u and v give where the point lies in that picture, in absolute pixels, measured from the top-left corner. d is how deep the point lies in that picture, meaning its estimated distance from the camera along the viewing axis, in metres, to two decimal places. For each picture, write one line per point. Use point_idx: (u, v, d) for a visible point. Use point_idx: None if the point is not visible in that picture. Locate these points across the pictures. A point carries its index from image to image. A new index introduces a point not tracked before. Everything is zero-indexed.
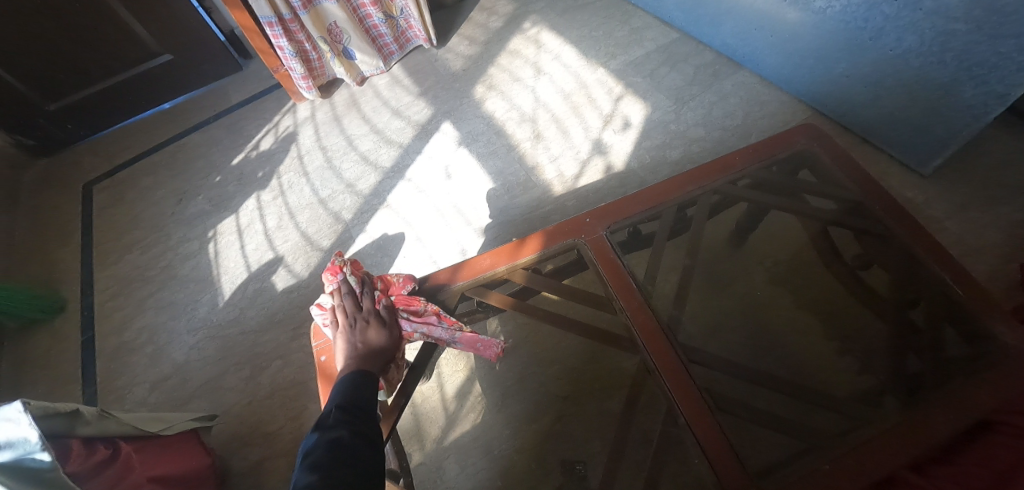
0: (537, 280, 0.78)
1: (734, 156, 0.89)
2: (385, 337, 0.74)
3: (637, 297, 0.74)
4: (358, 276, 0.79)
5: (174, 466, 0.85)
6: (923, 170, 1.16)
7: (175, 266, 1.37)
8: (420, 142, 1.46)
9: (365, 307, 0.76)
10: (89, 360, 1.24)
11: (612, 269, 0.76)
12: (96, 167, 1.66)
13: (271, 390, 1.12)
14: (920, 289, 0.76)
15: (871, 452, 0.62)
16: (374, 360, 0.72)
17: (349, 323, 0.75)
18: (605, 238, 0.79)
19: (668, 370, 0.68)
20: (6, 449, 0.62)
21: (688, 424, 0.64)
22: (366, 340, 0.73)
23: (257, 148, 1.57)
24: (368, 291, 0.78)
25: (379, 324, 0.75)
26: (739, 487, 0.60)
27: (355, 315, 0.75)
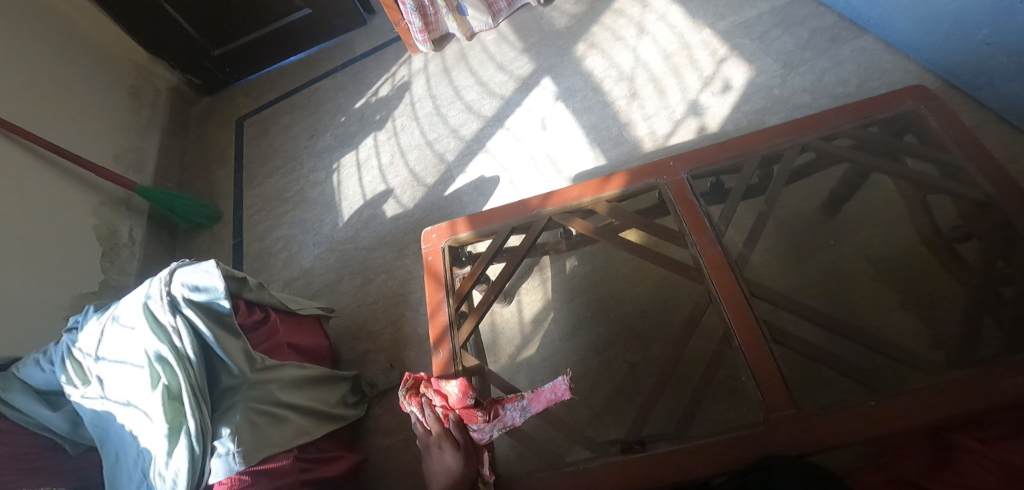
0: (618, 212, 0.84)
1: (830, 113, 0.87)
2: (459, 461, 0.70)
3: (710, 234, 0.76)
4: (418, 402, 0.76)
5: (302, 339, 1.06)
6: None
7: (306, 191, 1.61)
8: (521, 96, 1.56)
9: (436, 433, 0.73)
10: (238, 259, 1.53)
11: (688, 208, 0.79)
12: (247, 105, 1.96)
13: (377, 298, 1.31)
14: (1017, 260, 0.72)
15: (927, 398, 0.61)
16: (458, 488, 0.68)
17: (431, 453, 0.73)
18: (685, 180, 0.83)
19: (728, 296, 0.70)
20: (203, 292, 0.84)
21: (741, 348, 0.67)
22: (443, 471, 0.71)
23: (376, 94, 1.76)
24: (430, 412, 0.74)
25: (452, 445, 0.71)
26: (784, 411, 0.63)
27: (432, 443, 0.73)
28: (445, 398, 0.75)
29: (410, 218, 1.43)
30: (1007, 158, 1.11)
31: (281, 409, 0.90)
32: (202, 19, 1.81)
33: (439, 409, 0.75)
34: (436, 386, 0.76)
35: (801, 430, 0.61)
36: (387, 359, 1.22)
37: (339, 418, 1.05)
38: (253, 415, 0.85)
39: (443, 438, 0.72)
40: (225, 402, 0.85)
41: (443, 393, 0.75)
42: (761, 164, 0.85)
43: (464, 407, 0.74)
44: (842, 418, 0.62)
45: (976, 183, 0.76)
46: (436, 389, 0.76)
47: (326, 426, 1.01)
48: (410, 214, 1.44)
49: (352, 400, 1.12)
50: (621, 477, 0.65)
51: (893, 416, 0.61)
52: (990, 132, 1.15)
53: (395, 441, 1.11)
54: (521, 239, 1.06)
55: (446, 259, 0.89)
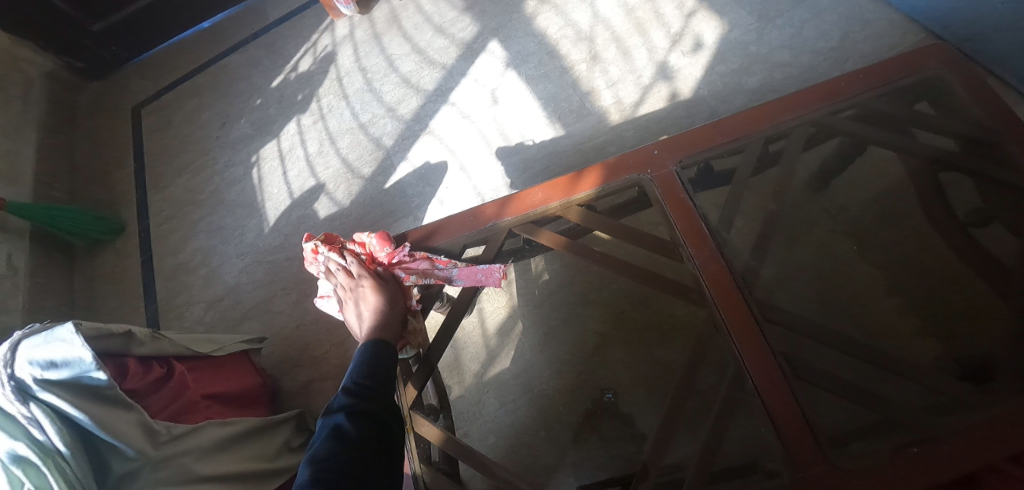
0: (593, 219, 0.70)
1: (841, 81, 0.77)
2: (383, 295, 0.71)
3: (709, 244, 0.63)
4: (340, 253, 0.77)
5: (228, 385, 0.88)
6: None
7: (222, 191, 1.37)
8: (466, 63, 1.36)
9: (359, 279, 0.74)
10: (150, 279, 1.29)
11: (681, 210, 0.66)
12: (142, 89, 1.61)
13: (317, 316, 1.14)
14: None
15: (976, 437, 0.53)
16: (386, 325, 0.69)
17: (352, 299, 0.74)
18: (675, 174, 0.68)
19: (739, 326, 0.59)
20: (64, 367, 0.65)
21: (757, 390, 0.56)
22: (369, 307, 0.71)
23: (296, 70, 1.51)
24: (355, 261, 0.75)
25: (376, 288, 0.72)
26: (816, 467, 0.53)
27: (353, 289, 0.74)
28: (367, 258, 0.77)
29: (347, 218, 1.24)
30: None
31: (202, 484, 0.73)
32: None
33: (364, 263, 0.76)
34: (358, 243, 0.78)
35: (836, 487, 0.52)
36: (334, 388, 1.07)
37: (286, 469, 0.87)
38: None
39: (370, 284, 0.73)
40: None
41: (366, 253, 0.77)
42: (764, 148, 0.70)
43: (387, 261, 0.76)
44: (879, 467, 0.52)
45: (1010, 163, 0.70)
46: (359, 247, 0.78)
47: (272, 483, 0.84)
48: (347, 212, 1.24)
49: (297, 443, 0.94)
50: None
51: (938, 461, 0.52)
52: None
53: None
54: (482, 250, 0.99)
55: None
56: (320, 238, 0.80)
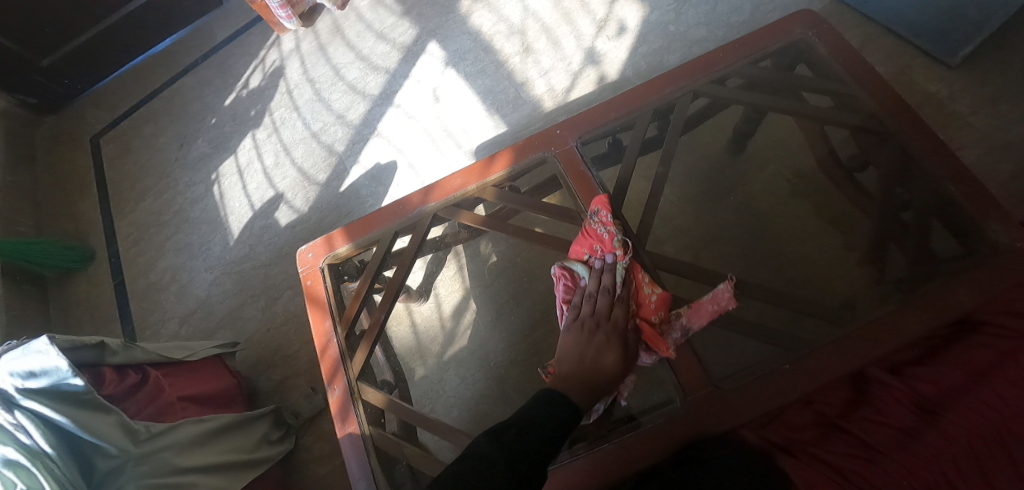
0: (505, 195, 0.81)
1: (725, 52, 0.84)
2: (618, 364, 0.64)
3: (606, 209, 0.76)
4: (625, 270, 0.70)
5: (204, 386, 0.95)
6: (950, 61, 1.10)
7: (186, 210, 1.43)
8: (407, 66, 1.42)
9: (615, 319, 0.67)
10: (123, 301, 1.34)
11: (581, 181, 0.78)
12: (98, 119, 1.65)
13: (286, 318, 1.21)
14: (912, 187, 0.73)
15: (837, 355, 0.65)
16: (588, 383, 0.63)
17: (586, 327, 0.67)
18: (575, 149, 0.80)
19: (632, 275, 0.71)
20: (43, 376, 0.71)
21: (653, 331, 0.69)
22: (599, 360, 0.64)
23: (247, 87, 1.56)
24: (624, 299, 0.68)
25: (617, 352, 0.65)
26: (705, 394, 0.66)
27: (599, 324, 0.67)
28: (638, 300, 0.70)
29: (307, 224, 1.30)
30: (898, 72, 1.14)
31: (184, 475, 0.80)
32: (26, 28, 1.44)
33: (632, 310, 0.69)
34: (644, 286, 0.70)
35: (721, 406, 0.65)
36: (308, 382, 1.14)
37: (263, 460, 0.96)
38: None
39: (613, 332, 0.66)
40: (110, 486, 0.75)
41: (641, 297, 0.70)
42: (654, 118, 0.82)
43: (649, 312, 0.69)
44: (755, 386, 0.65)
45: (871, 113, 0.77)
46: (638, 284, 0.70)
47: (249, 474, 0.91)
48: (307, 218, 1.31)
49: (275, 437, 1.02)
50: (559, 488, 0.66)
51: (804, 378, 0.65)
52: (877, 47, 1.17)
53: (332, 468, 1.06)
54: (442, 229, 1.03)
55: (327, 281, 0.84)
56: (617, 235, 0.71)
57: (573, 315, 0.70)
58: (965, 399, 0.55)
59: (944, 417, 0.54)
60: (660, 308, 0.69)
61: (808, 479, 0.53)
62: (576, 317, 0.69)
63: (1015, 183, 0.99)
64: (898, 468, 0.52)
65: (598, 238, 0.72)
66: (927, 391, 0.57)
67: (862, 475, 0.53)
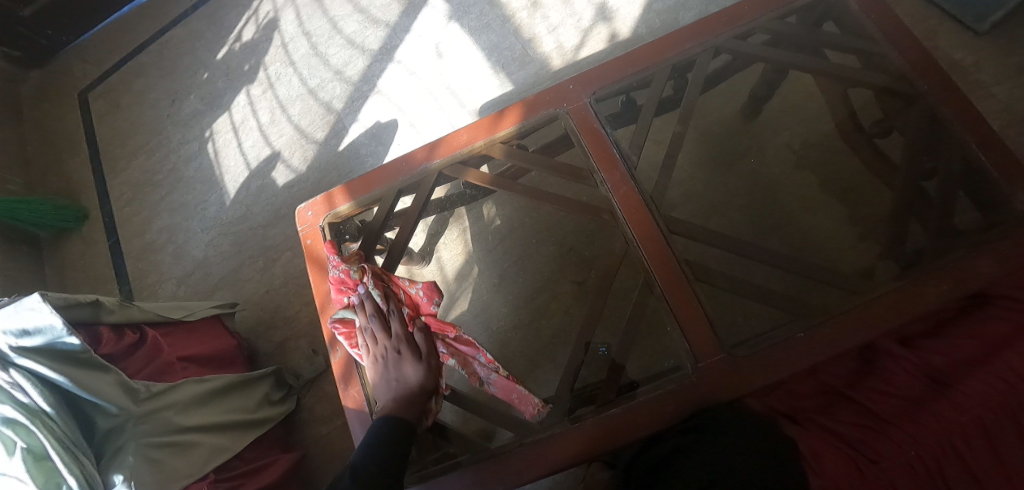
0: (513, 153, 0.79)
1: (750, 5, 0.80)
2: (419, 372, 0.68)
3: (620, 169, 0.74)
4: (380, 289, 0.75)
5: (203, 347, 0.94)
6: (978, 27, 1.03)
7: (180, 169, 1.39)
8: (409, 19, 1.35)
9: (397, 333, 0.72)
10: (120, 261, 1.32)
11: (594, 139, 0.76)
12: (85, 73, 1.57)
13: (285, 280, 1.19)
14: (940, 154, 0.70)
15: (854, 322, 0.63)
16: (408, 401, 0.66)
17: (380, 359, 0.71)
18: (589, 105, 0.78)
19: (644, 236, 0.70)
20: (37, 335, 0.70)
21: (664, 294, 0.67)
22: (400, 378, 0.69)
23: (240, 40, 1.49)
24: (395, 311, 0.73)
25: (414, 356, 0.70)
26: (714, 360, 0.64)
27: (387, 348, 0.71)
28: (411, 303, 0.76)
29: (305, 184, 1.27)
30: (923, 36, 1.07)
31: (186, 434, 0.80)
32: None
33: (410, 317, 0.75)
34: (405, 288, 0.76)
35: (728, 373, 0.64)
36: (309, 344, 1.13)
37: (265, 420, 0.96)
38: (148, 451, 0.74)
39: (400, 348, 0.70)
40: (112, 445, 0.75)
41: (411, 300, 0.76)
42: (672, 75, 0.79)
43: (427, 306, 0.76)
44: (767, 355, 0.64)
45: (902, 74, 0.73)
46: (404, 291, 0.76)
47: (252, 433, 0.92)
48: (305, 178, 1.27)
49: (277, 397, 1.02)
50: (547, 455, 0.66)
51: (817, 344, 0.63)
52: (905, 8, 1.09)
53: (334, 427, 1.06)
54: (445, 190, 1.01)
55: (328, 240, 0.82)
56: (353, 268, 0.75)
57: (366, 348, 0.73)
58: (976, 371, 0.58)
59: (955, 389, 0.57)
60: (431, 295, 0.75)
61: (817, 446, 0.57)
62: (368, 354, 0.73)
63: None
64: (905, 437, 0.55)
65: (343, 280, 0.75)
66: (940, 363, 0.60)
67: (870, 442, 0.56)
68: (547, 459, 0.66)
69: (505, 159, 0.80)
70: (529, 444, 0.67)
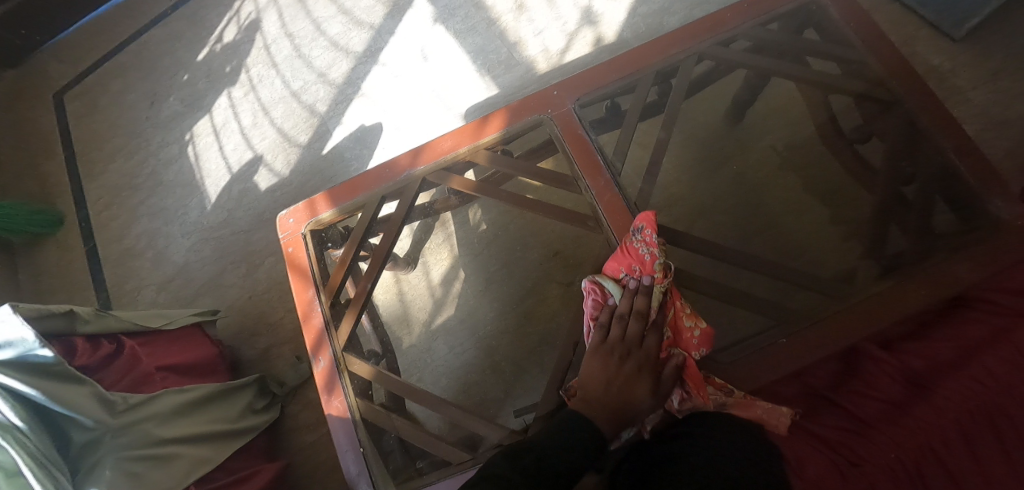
0: (498, 158, 0.78)
1: (730, 12, 0.81)
2: (648, 399, 0.62)
3: (605, 175, 0.74)
4: (660, 297, 0.67)
5: (184, 356, 0.92)
6: (956, 33, 1.05)
7: (160, 172, 1.36)
8: (394, 21, 1.34)
9: (647, 349, 0.65)
10: (97, 267, 1.29)
11: (578, 144, 0.76)
12: (61, 73, 1.53)
13: (269, 286, 1.17)
14: (918, 161, 0.72)
15: (837, 329, 0.67)
16: (618, 415, 0.61)
17: (616, 357, 0.65)
18: (572, 111, 0.78)
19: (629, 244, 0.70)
20: (7, 348, 0.68)
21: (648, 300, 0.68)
22: (626, 388, 0.62)
23: (221, 41, 1.46)
24: (659, 329, 0.66)
25: (652, 386, 0.63)
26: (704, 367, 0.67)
27: (631, 352, 0.65)
28: (679, 333, 0.68)
29: (288, 188, 1.25)
30: (901, 42, 1.08)
31: (166, 446, 0.78)
32: None
33: (666, 338, 0.67)
34: (679, 313, 0.68)
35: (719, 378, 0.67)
36: (293, 351, 1.11)
37: (248, 429, 0.95)
38: (126, 465, 0.73)
39: (644, 362, 0.64)
40: (89, 459, 0.73)
41: (679, 328, 0.68)
42: (657, 80, 0.80)
43: (691, 347, 0.67)
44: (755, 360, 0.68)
45: (881, 82, 0.75)
46: (676, 314, 0.68)
47: (233, 443, 0.90)
48: (288, 182, 1.25)
49: (260, 406, 1.00)
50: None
51: (801, 349, 0.67)
52: (885, 15, 1.11)
53: (319, 436, 1.05)
54: (429, 195, 1.02)
55: (310, 248, 0.81)
56: (658, 260, 0.67)
57: (607, 333, 0.67)
58: (956, 373, 0.56)
59: (935, 392, 0.56)
60: (702, 344, 0.67)
61: (799, 450, 0.56)
62: (603, 339, 0.67)
63: (1012, 160, 0.96)
64: (885, 441, 0.54)
65: (638, 258, 0.68)
66: (919, 365, 0.60)
67: (850, 445, 0.56)
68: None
69: (490, 165, 0.79)
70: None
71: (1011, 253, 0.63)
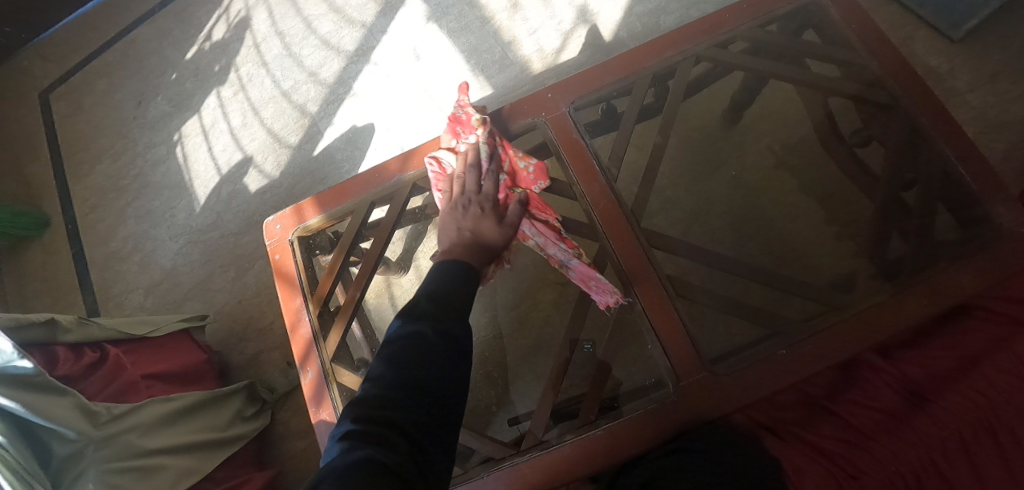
0: None
1: (728, 13, 0.79)
2: (497, 226, 0.63)
3: (600, 181, 0.72)
4: (490, 147, 0.70)
5: (170, 364, 0.90)
6: (953, 33, 1.04)
7: (147, 174, 1.33)
8: (386, 20, 1.32)
9: (489, 191, 0.66)
10: (84, 271, 1.26)
11: (573, 148, 0.74)
12: (45, 72, 1.50)
13: (258, 289, 1.15)
14: (919, 166, 0.70)
15: (833, 340, 0.64)
16: (477, 251, 0.61)
17: (461, 208, 0.65)
18: (567, 115, 0.76)
19: (626, 254, 0.69)
20: None
21: (643, 311, 0.67)
22: (473, 226, 0.63)
23: (210, 39, 1.44)
24: (497, 170, 0.68)
25: (497, 219, 0.64)
26: (697, 382, 0.64)
27: (474, 198, 0.66)
28: (515, 175, 0.72)
29: (278, 190, 1.23)
30: (899, 42, 1.07)
31: (150, 457, 0.76)
32: None
33: (504, 181, 0.70)
34: (514, 158, 0.72)
35: (712, 390, 0.64)
36: (283, 356, 1.10)
37: (237, 437, 0.93)
38: (110, 478, 0.71)
39: (488, 200, 0.65)
40: (71, 472, 0.71)
41: (516, 170, 0.72)
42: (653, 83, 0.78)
43: (531, 184, 0.73)
44: (749, 370, 0.64)
45: (882, 85, 0.73)
46: (511, 160, 0.72)
47: (221, 452, 0.88)
48: (278, 184, 1.23)
49: (249, 412, 0.98)
50: (525, 480, 0.64)
51: (797, 359, 0.64)
52: (882, 14, 1.09)
53: (310, 442, 1.03)
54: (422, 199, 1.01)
55: (297, 255, 0.79)
56: (475, 114, 0.72)
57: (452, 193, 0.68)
58: (954, 385, 0.57)
59: (934, 404, 0.57)
60: (539, 177, 0.73)
61: (798, 460, 0.54)
62: (450, 200, 0.68)
63: (1007, 163, 0.95)
64: (887, 454, 0.54)
65: (457, 120, 0.73)
66: (918, 375, 0.59)
67: (850, 458, 0.55)
68: (523, 484, 0.64)
69: None
70: (507, 469, 0.65)
71: (1011, 265, 0.63)
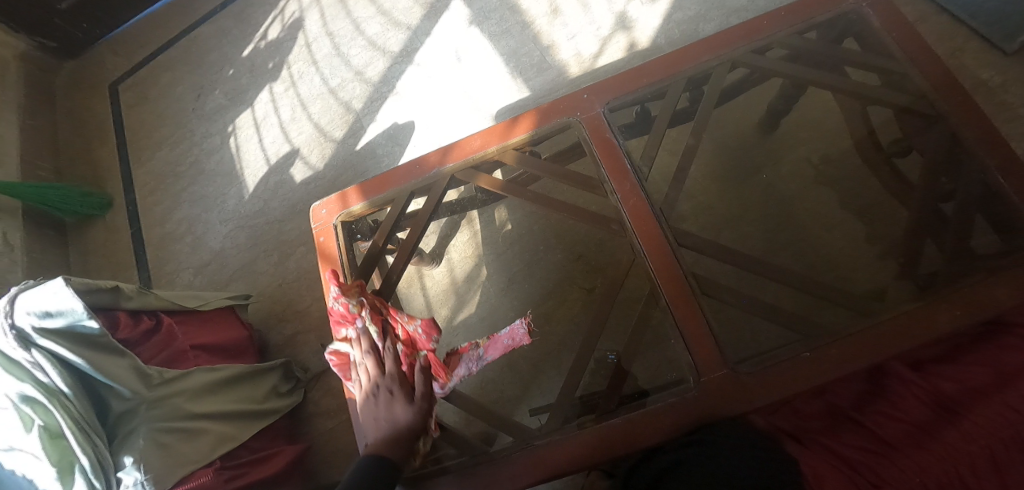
0: (526, 159, 0.80)
1: (765, 18, 0.80)
2: (406, 410, 0.68)
3: (631, 180, 0.74)
4: (378, 325, 0.75)
5: (215, 337, 0.96)
6: (1007, 46, 1.01)
7: (202, 161, 1.42)
8: (430, 23, 1.37)
9: (389, 372, 0.71)
10: (140, 249, 1.35)
11: (606, 147, 0.76)
12: (116, 65, 1.62)
13: (298, 274, 1.21)
14: (958, 177, 0.69)
15: (863, 346, 0.63)
16: (396, 441, 0.66)
17: (372, 397, 0.71)
18: (602, 115, 0.79)
19: (654, 252, 0.70)
20: (59, 317, 0.72)
21: (670, 305, 0.68)
22: (387, 417, 0.68)
23: (265, 38, 1.52)
24: (390, 347, 0.73)
25: (406, 398, 0.69)
26: (720, 381, 0.64)
27: (379, 386, 0.71)
28: (410, 340, 0.75)
29: (322, 181, 1.29)
30: (947, 55, 1.05)
31: (195, 421, 0.82)
32: None
33: (400, 351, 0.74)
34: (404, 324, 0.75)
35: (732, 389, 0.64)
36: (318, 339, 1.15)
37: (272, 411, 0.98)
38: (159, 436, 0.76)
39: (389, 385, 0.70)
40: (125, 427, 0.77)
41: (408, 336, 0.75)
42: (687, 87, 0.80)
43: (425, 343, 0.74)
44: (773, 371, 0.64)
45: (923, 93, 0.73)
46: (402, 326, 0.75)
47: (258, 423, 0.93)
48: (321, 176, 1.30)
49: (284, 389, 1.04)
50: (544, 464, 0.66)
51: (823, 364, 0.63)
52: (931, 26, 1.08)
53: (338, 422, 1.08)
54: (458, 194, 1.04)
55: (340, 238, 0.84)
56: (349, 304, 0.74)
57: (361, 382, 0.73)
58: (988, 399, 0.56)
59: (965, 417, 0.56)
60: (429, 333, 0.74)
61: (819, 467, 0.56)
62: (360, 390, 0.73)
63: None
64: (911, 465, 0.54)
65: (337, 314, 0.76)
66: (950, 388, 0.59)
67: (875, 467, 0.55)
68: (543, 467, 0.66)
69: (517, 166, 0.81)
70: (527, 452, 0.68)
71: None
